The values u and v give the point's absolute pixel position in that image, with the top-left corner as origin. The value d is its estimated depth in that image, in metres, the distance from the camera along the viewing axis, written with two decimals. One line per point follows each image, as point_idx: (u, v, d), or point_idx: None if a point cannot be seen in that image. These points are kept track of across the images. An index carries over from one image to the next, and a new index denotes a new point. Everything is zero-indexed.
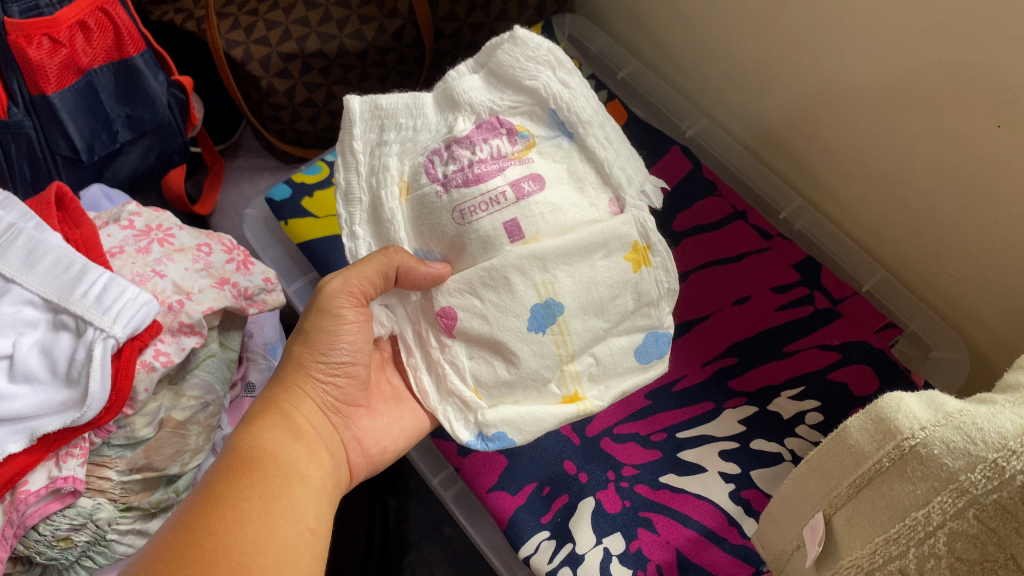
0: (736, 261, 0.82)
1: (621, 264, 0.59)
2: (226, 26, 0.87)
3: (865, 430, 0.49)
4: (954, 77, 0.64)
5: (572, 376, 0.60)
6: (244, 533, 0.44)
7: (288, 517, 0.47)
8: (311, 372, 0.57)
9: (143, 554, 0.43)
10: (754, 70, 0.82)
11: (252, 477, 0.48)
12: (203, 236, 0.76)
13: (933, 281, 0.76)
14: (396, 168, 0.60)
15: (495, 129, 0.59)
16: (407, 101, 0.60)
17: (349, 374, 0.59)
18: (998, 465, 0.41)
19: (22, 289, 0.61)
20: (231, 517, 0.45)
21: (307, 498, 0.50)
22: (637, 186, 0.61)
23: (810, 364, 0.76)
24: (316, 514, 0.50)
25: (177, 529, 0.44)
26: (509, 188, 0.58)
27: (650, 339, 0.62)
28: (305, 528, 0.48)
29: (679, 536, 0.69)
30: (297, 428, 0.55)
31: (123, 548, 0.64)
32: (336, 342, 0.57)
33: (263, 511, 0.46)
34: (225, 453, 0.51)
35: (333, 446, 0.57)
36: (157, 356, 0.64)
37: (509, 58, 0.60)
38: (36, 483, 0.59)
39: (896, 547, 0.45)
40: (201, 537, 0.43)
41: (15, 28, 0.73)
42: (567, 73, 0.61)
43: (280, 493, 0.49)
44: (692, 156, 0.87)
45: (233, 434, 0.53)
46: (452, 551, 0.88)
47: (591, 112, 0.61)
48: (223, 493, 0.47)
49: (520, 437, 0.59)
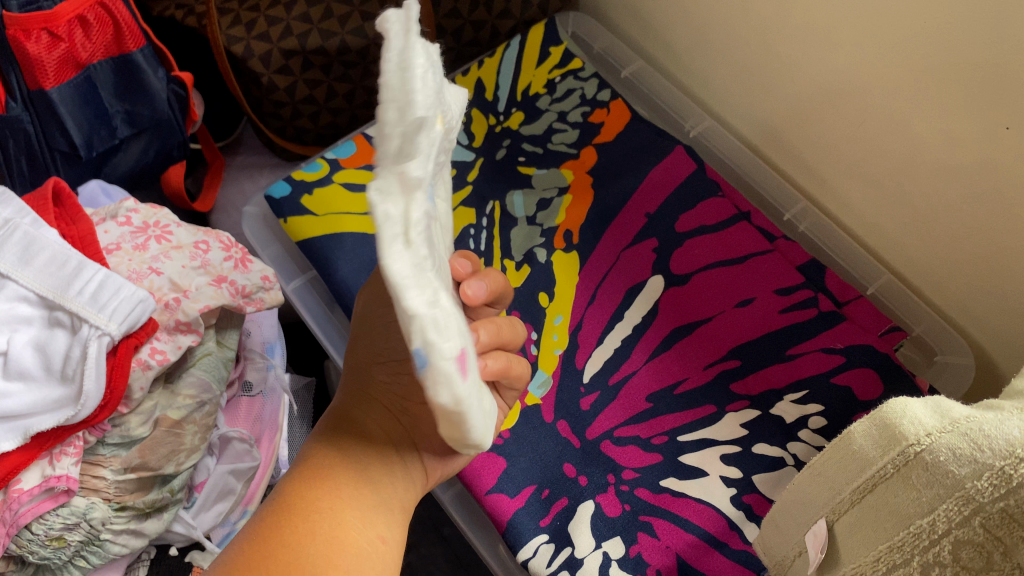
0: (736, 264, 0.80)
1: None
2: (226, 22, 0.85)
3: (869, 436, 0.48)
4: (963, 79, 0.63)
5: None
6: (315, 546, 0.44)
7: (358, 526, 0.46)
8: (371, 368, 0.53)
9: (223, 559, 0.45)
10: (760, 68, 0.80)
11: (323, 488, 0.47)
12: (201, 234, 0.75)
13: (942, 286, 0.75)
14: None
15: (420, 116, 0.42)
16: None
17: (409, 370, 0.50)
18: (1005, 473, 0.40)
19: (18, 285, 0.60)
20: (302, 529, 0.45)
21: (380, 506, 0.48)
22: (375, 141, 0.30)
23: (816, 367, 0.75)
24: (387, 520, 0.48)
25: (253, 539, 0.45)
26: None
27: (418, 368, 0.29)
28: (375, 537, 0.46)
29: (679, 541, 0.68)
30: (367, 435, 0.50)
31: (116, 548, 0.63)
32: (391, 334, 0.52)
33: (332, 522, 0.45)
34: (300, 463, 0.50)
35: (405, 452, 0.51)
36: (153, 355, 0.63)
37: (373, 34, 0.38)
38: (29, 482, 0.58)
39: (901, 554, 0.44)
40: (275, 548, 0.44)
41: (14, 22, 0.72)
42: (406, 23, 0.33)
43: (351, 502, 0.47)
44: (696, 156, 0.85)
45: (308, 444, 0.51)
46: (451, 552, 0.87)
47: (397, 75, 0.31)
48: (296, 502, 0.46)
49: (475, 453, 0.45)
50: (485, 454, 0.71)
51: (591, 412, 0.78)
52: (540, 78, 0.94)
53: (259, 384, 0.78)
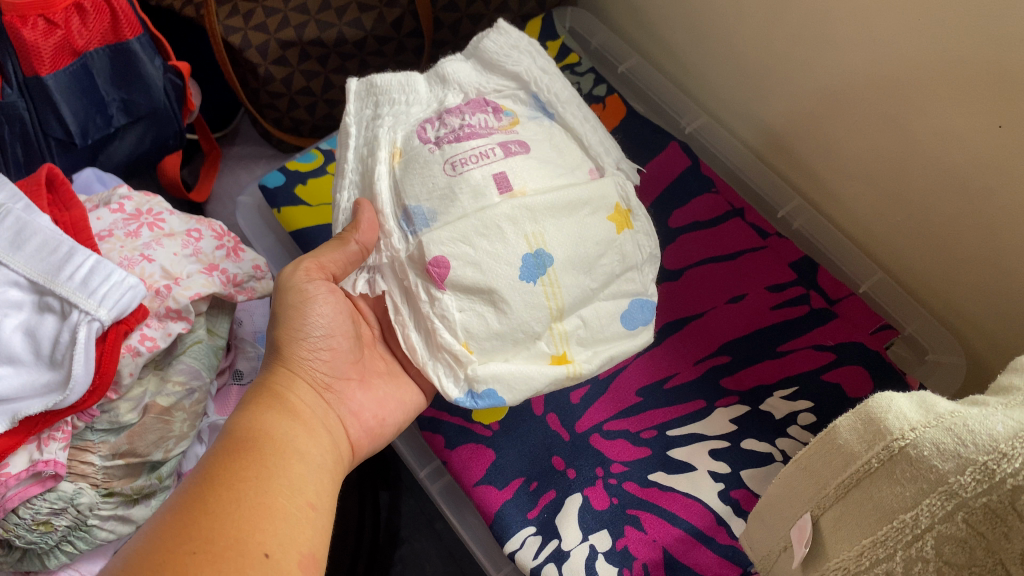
0: (731, 259, 0.82)
1: (607, 224, 0.60)
2: (224, 12, 0.84)
3: (854, 430, 0.47)
4: (958, 76, 0.63)
5: (561, 337, 0.58)
6: (241, 511, 0.45)
7: (286, 492, 0.48)
8: (295, 351, 0.58)
9: (139, 535, 0.44)
10: (756, 65, 0.80)
11: (248, 459, 0.49)
12: (194, 222, 0.75)
13: (932, 285, 0.75)
14: (387, 136, 0.60)
15: (481, 106, 0.61)
16: (400, 80, 0.63)
17: (331, 347, 0.60)
18: (988, 468, 0.40)
19: (8, 270, 0.61)
20: (227, 496, 0.45)
21: (307, 475, 0.51)
22: (614, 159, 0.64)
23: (805, 364, 0.76)
24: (316, 489, 0.50)
25: (176, 511, 0.45)
26: (498, 146, 0.59)
27: (634, 305, 0.62)
28: (305, 504, 0.49)
29: (666, 535, 0.68)
30: (293, 409, 0.55)
31: (104, 534, 0.64)
32: (309, 316, 0.58)
33: (259, 489, 0.47)
34: (222, 436, 0.51)
35: (329, 422, 0.58)
36: (142, 341, 0.64)
37: (492, 46, 0.65)
38: (16, 466, 0.58)
39: (884, 549, 0.44)
40: (198, 515, 0.44)
41: (11, 8, 0.72)
42: (545, 64, 0.66)
43: (278, 471, 0.49)
44: (690, 152, 0.87)
45: (228, 419, 0.53)
46: (443, 545, 0.87)
47: (567, 96, 0.65)
48: (220, 473, 0.47)
49: (510, 396, 0.56)
50: (474, 445, 0.72)
51: (581, 405, 0.77)
52: None
53: (250, 374, 0.78)
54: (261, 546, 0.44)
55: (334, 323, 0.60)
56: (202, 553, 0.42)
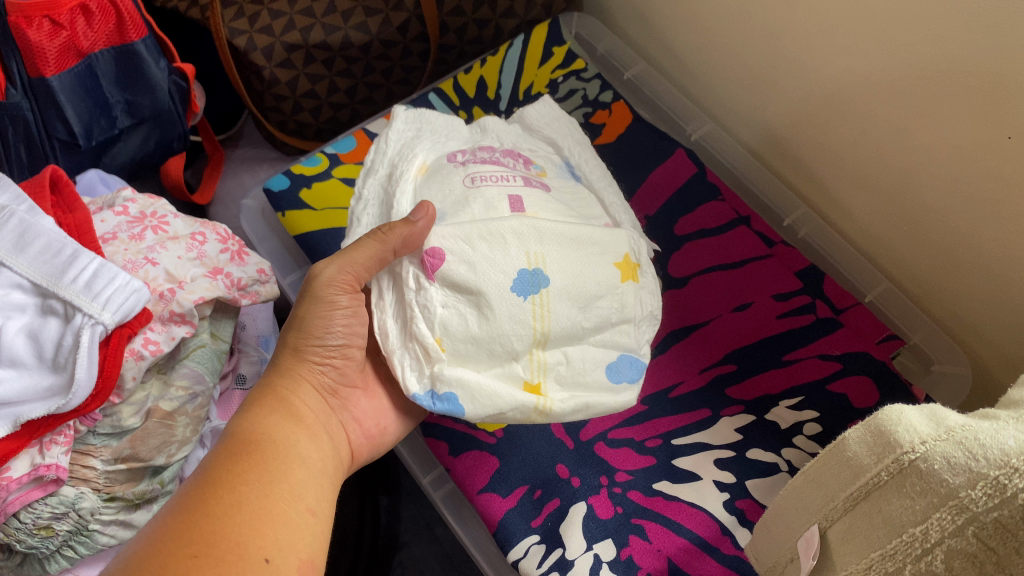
0: (737, 267, 0.81)
1: (612, 268, 0.59)
2: (229, 14, 0.85)
3: (864, 442, 0.47)
4: (964, 86, 0.63)
5: (539, 365, 0.56)
6: (243, 516, 0.44)
7: (287, 498, 0.47)
8: (306, 355, 0.58)
9: (139, 537, 0.43)
10: (762, 72, 0.80)
11: (251, 463, 0.48)
12: (198, 225, 0.75)
13: (938, 295, 0.75)
14: (419, 154, 0.64)
15: (516, 154, 0.66)
16: (446, 120, 0.68)
17: (344, 355, 0.59)
18: (999, 482, 0.39)
19: (12, 272, 0.60)
20: (228, 501, 0.45)
21: (308, 481, 0.50)
22: (633, 223, 0.65)
23: (812, 373, 0.75)
24: (317, 495, 0.50)
25: (175, 515, 0.44)
26: (519, 177, 0.61)
27: (624, 360, 0.59)
28: (306, 510, 0.48)
29: (670, 545, 0.67)
30: (297, 414, 0.55)
31: (104, 539, 0.63)
32: (331, 325, 0.58)
33: (261, 493, 0.46)
34: (225, 439, 0.51)
35: (332, 428, 0.57)
36: (145, 345, 0.63)
37: (536, 112, 0.72)
38: (18, 470, 0.58)
39: (893, 563, 0.44)
40: (200, 518, 0.43)
41: (17, 8, 0.72)
42: (580, 136, 0.72)
43: (280, 475, 0.49)
44: (696, 159, 0.87)
45: (231, 421, 0.53)
46: (441, 551, 0.87)
47: (596, 164, 0.69)
48: (224, 476, 0.47)
49: (470, 408, 0.53)
50: (477, 452, 0.72)
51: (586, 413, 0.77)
52: (543, 77, 0.95)
53: (252, 379, 0.77)
54: (262, 552, 0.43)
55: (352, 333, 0.59)
56: (201, 559, 0.41)
